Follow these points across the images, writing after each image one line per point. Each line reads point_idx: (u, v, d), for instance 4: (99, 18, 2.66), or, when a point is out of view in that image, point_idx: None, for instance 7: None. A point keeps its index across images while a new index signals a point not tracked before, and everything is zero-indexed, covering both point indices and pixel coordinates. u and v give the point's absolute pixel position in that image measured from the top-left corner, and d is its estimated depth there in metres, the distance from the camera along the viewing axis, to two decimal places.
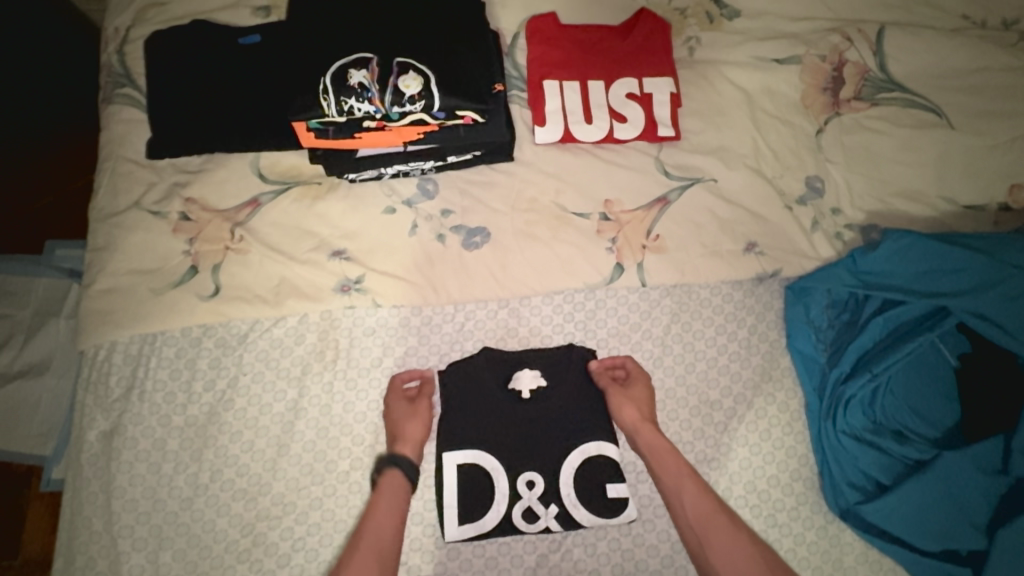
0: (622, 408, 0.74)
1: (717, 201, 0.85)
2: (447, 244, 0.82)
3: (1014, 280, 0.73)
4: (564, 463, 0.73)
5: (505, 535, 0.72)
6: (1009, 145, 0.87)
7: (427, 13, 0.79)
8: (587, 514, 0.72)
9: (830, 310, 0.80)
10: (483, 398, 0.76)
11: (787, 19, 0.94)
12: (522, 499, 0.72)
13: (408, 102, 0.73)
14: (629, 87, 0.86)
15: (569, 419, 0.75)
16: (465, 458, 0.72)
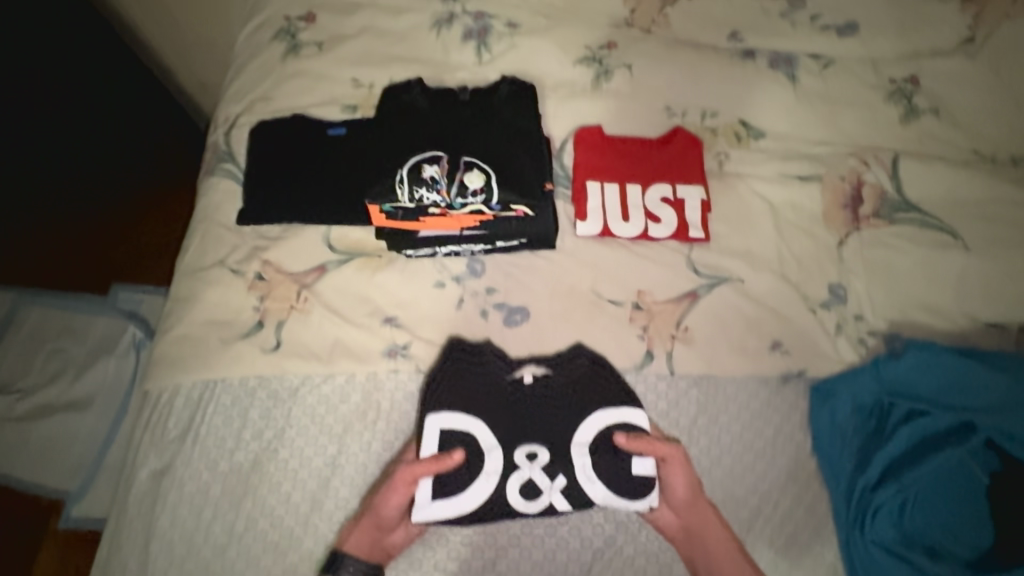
0: (680, 478, 0.78)
1: (745, 300, 0.90)
2: (489, 320, 0.89)
3: None
4: (574, 441, 0.79)
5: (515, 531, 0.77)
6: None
7: (492, 121, 0.92)
8: (602, 488, 0.78)
9: (856, 417, 0.82)
10: (484, 380, 0.83)
11: (808, 142, 1.05)
12: (523, 470, 0.78)
13: (470, 194, 0.85)
14: (664, 191, 0.96)
15: (559, 413, 0.81)
16: (457, 426, 0.79)
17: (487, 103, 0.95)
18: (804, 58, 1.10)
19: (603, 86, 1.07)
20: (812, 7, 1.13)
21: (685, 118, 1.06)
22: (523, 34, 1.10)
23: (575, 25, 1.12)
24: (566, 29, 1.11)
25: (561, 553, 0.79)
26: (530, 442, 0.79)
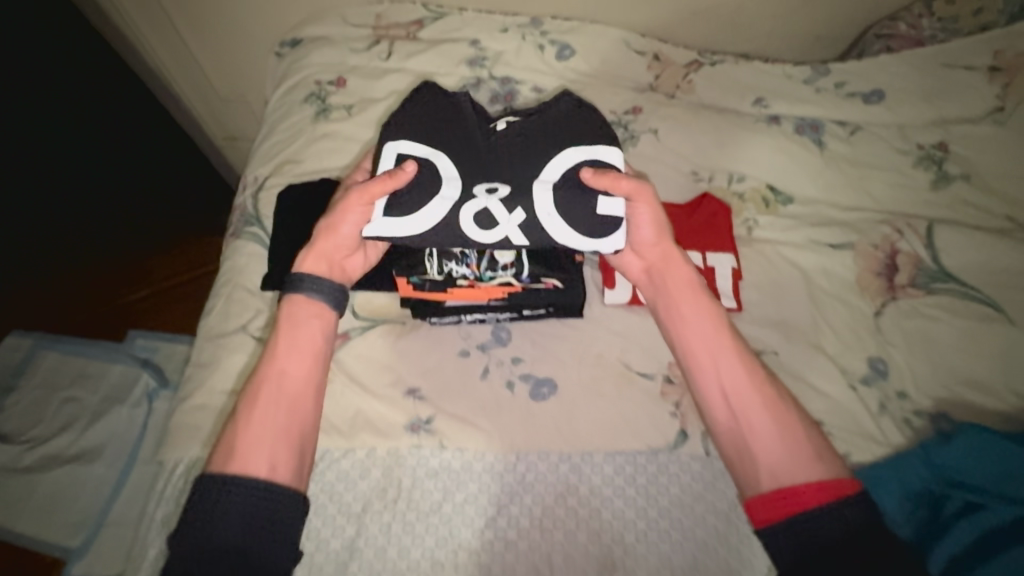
0: (643, 226, 0.82)
1: (781, 375, 0.87)
2: (515, 391, 0.86)
3: None
4: (538, 179, 0.78)
5: (515, 462, 0.81)
6: None
7: None
8: (560, 225, 0.76)
9: (906, 504, 0.76)
10: (456, 120, 0.82)
11: (838, 207, 1.04)
12: (482, 200, 0.76)
13: (501, 268, 0.82)
14: (693, 259, 0.94)
15: (532, 149, 0.80)
16: (423, 154, 0.79)
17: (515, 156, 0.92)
18: (829, 123, 1.11)
19: (629, 149, 1.08)
20: (834, 75, 1.14)
21: (712, 182, 1.06)
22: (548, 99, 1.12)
23: (599, 89, 1.13)
24: (591, 94, 1.12)
25: (575, 504, 0.78)
26: (494, 180, 0.77)
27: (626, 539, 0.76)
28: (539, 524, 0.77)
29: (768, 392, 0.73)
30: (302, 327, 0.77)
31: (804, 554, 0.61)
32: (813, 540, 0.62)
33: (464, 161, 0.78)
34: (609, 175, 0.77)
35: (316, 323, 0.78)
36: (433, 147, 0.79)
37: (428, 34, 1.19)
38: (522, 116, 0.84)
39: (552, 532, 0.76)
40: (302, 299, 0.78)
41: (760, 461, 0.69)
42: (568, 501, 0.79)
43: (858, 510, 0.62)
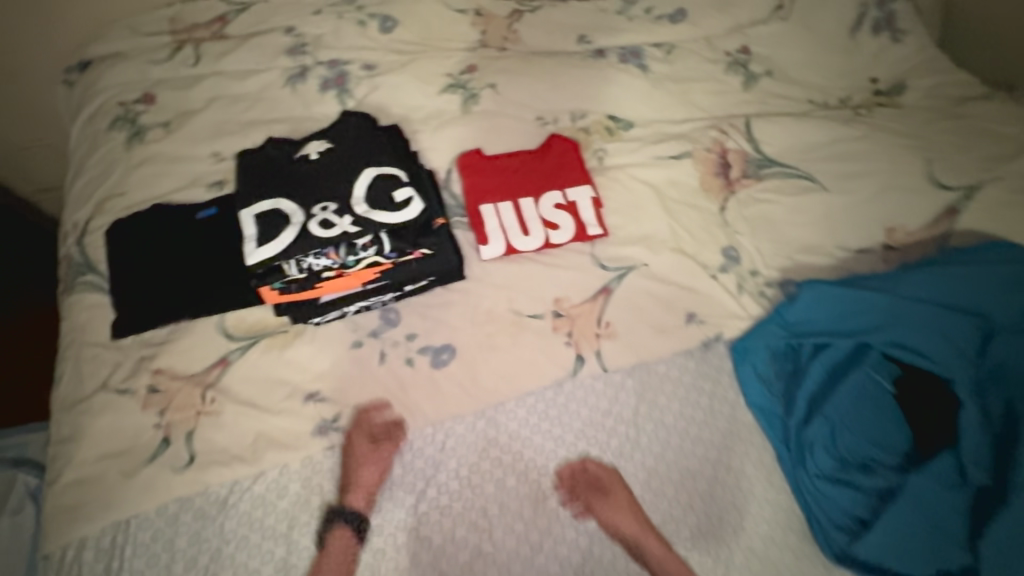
0: (614, 515, 0.74)
1: (653, 283, 0.94)
2: (416, 366, 0.86)
3: (921, 309, 0.82)
4: (353, 191, 0.83)
5: (438, 429, 0.83)
6: (879, 197, 0.98)
7: (354, 157, 0.87)
8: (384, 213, 0.82)
9: (774, 362, 0.88)
10: (274, 165, 0.86)
11: (672, 122, 1.13)
12: (316, 214, 0.81)
13: (361, 249, 0.81)
14: (555, 198, 0.99)
15: (349, 157, 0.86)
16: (265, 206, 0.82)
17: (348, 140, 0.89)
18: (648, 48, 1.18)
19: (473, 108, 1.09)
20: (643, 1, 1.22)
21: (558, 124, 1.10)
22: (382, 73, 1.09)
23: (431, 55, 1.13)
24: (423, 61, 1.11)
25: (500, 454, 0.81)
26: (319, 196, 0.83)
27: (550, 469, 0.80)
28: (467, 483, 0.79)
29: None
30: (337, 560, 0.72)
31: None
32: None
33: (293, 192, 0.83)
34: (404, 175, 0.85)
35: (354, 546, 0.73)
36: (261, 190, 0.84)
37: (237, 29, 1.11)
38: (330, 140, 0.89)
39: (482, 486, 0.79)
40: (342, 530, 0.74)
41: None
42: (489, 450, 0.82)
43: None
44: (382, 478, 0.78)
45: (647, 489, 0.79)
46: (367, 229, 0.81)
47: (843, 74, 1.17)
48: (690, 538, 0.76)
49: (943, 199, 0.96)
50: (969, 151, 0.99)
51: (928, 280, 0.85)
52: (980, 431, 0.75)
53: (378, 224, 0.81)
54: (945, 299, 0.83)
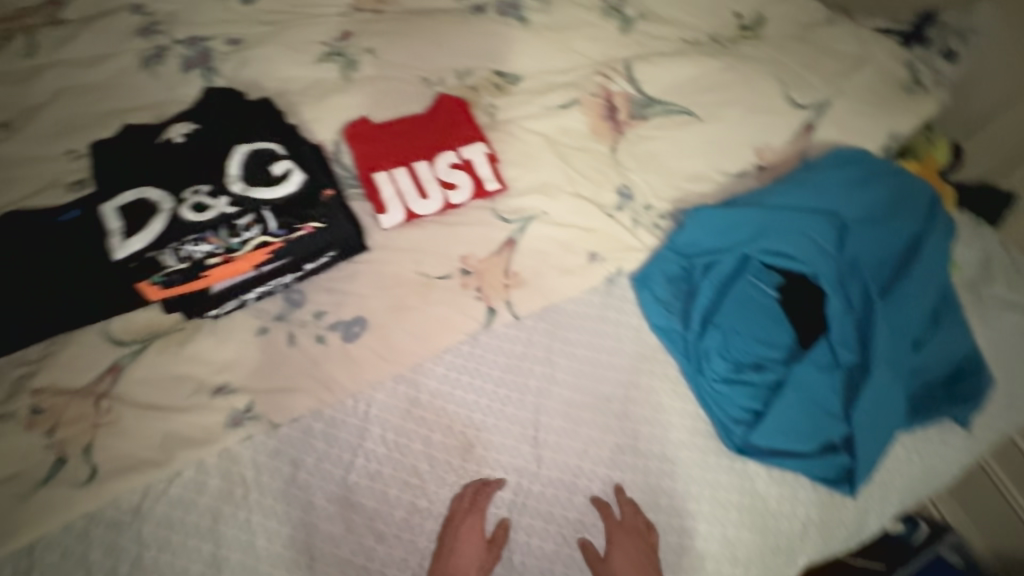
0: (619, 554, 0.74)
1: (554, 228, 0.97)
2: (328, 342, 0.85)
3: (787, 218, 0.91)
4: (226, 171, 0.83)
5: (360, 399, 0.84)
6: (748, 121, 1.05)
7: (224, 137, 0.85)
8: (261, 189, 0.82)
9: (670, 285, 0.94)
10: (136, 154, 0.83)
11: (557, 71, 1.15)
12: (187, 199, 0.80)
13: (244, 230, 0.80)
14: (449, 158, 0.99)
15: (218, 138, 0.85)
16: (131, 197, 0.79)
17: (217, 121, 0.87)
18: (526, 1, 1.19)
19: (354, 75, 1.05)
20: None
21: (445, 84, 1.09)
22: (250, 47, 1.03)
23: (302, 25, 1.08)
24: (294, 31, 1.06)
25: (425, 413, 0.83)
26: (190, 181, 0.81)
27: (475, 419, 0.83)
28: (394, 445, 0.81)
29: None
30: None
31: None
32: None
33: (161, 179, 0.81)
34: (278, 148, 0.85)
35: None
36: (126, 181, 0.81)
37: (77, 13, 1.01)
38: (195, 121, 0.87)
39: (409, 446, 0.81)
40: None
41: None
42: (412, 411, 0.83)
43: None
44: (483, 554, 0.74)
45: (568, 420, 0.83)
46: (246, 208, 0.81)
47: (710, 11, 1.23)
48: (609, 456, 0.82)
49: (802, 116, 1.04)
50: (818, 68, 1.08)
51: (793, 190, 0.93)
52: (842, 317, 0.85)
53: (257, 202, 0.82)
54: (808, 205, 0.92)
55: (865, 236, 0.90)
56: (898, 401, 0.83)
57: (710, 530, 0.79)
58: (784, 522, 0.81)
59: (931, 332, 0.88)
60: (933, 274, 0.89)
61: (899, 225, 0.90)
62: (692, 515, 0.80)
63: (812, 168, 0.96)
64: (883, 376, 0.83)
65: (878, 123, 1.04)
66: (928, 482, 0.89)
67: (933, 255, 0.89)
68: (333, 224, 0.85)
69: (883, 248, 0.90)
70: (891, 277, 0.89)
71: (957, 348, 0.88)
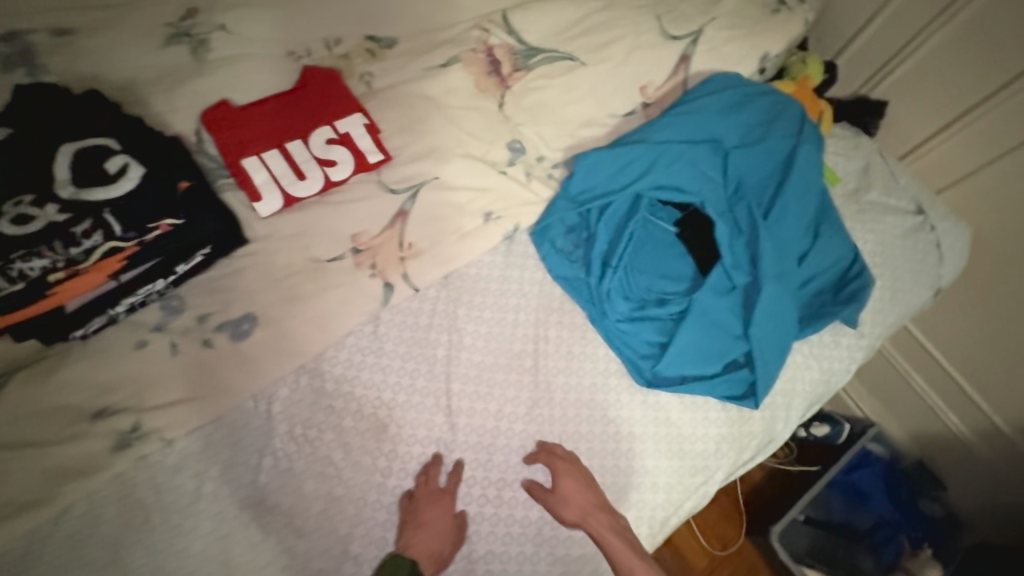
0: (569, 482, 0.76)
1: (447, 193, 0.94)
2: (216, 346, 0.80)
3: (671, 150, 0.91)
4: (51, 176, 0.74)
5: (261, 399, 0.80)
6: (631, 57, 1.03)
7: (46, 139, 0.76)
8: (97, 190, 0.75)
9: (568, 235, 0.94)
10: None
11: (434, 29, 1.09)
12: (6, 212, 0.71)
13: (85, 237, 0.73)
14: (325, 134, 0.93)
15: (38, 140, 0.76)
16: None
17: (40, 123, 0.77)
18: None
19: (209, 57, 0.95)
20: None
21: (312, 55, 1.02)
22: (80, 37, 0.92)
23: (139, 5, 0.97)
24: (131, 13, 0.95)
25: (332, 401, 0.80)
26: (10, 191, 0.72)
27: (385, 399, 0.80)
28: (304, 439, 0.77)
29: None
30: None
31: None
32: None
33: None
34: (110, 144, 0.78)
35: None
36: None
37: None
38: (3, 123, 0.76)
39: (320, 437, 0.78)
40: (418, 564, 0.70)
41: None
42: (319, 401, 0.80)
43: None
44: (451, 530, 0.73)
45: (480, 383, 0.83)
46: (82, 213, 0.74)
47: None
48: (526, 412, 0.82)
49: (678, 48, 1.03)
50: None
51: (676, 122, 0.93)
52: (730, 241, 0.88)
53: (95, 205, 0.74)
54: (691, 134, 0.92)
55: (745, 158, 0.92)
56: (790, 312, 0.87)
57: (630, 464, 0.81)
58: (700, 445, 0.84)
59: (815, 242, 0.92)
60: (810, 186, 0.92)
61: (775, 142, 0.92)
62: (613, 452, 0.81)
63: (691, 97, 0.96)
64: (773, 291, 0.86)
65: (751, 47, 1.05)
66: (828, 384, 0.94)
67: (810, 167, 0.92)
68: (194, 217, 0.79)
69: (763, 168, 0.92)
70: (772, 193, 0.91)
71: (839, 254, 0.93)
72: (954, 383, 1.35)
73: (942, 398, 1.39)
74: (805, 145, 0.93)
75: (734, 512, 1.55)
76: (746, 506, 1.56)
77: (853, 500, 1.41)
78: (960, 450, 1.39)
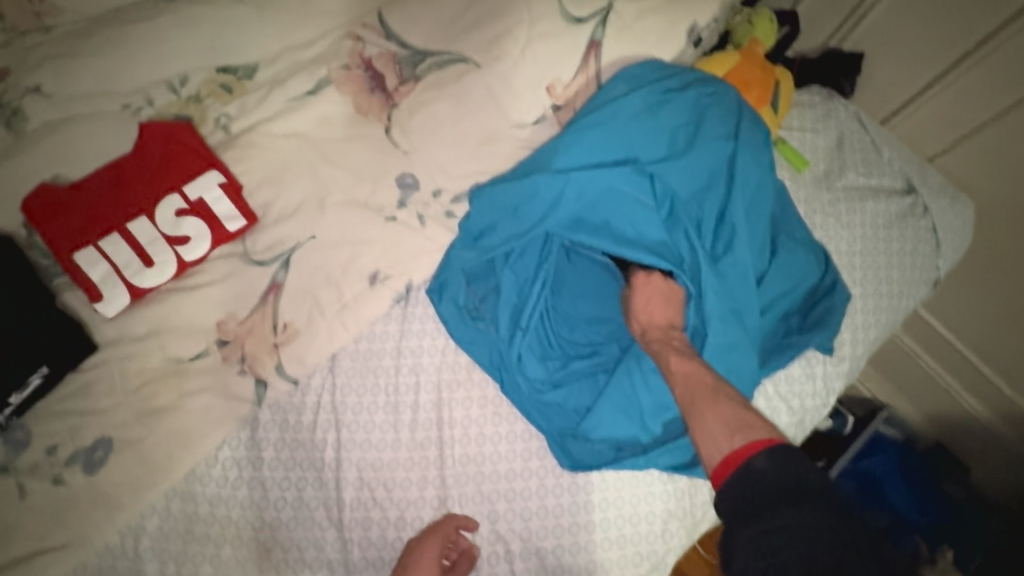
0: (642, 295, 0.75)
1: (324, 255, 0.79)
2: (68, 482, 0.69)
3: (582, 175, 0.75)
4: None
5: (131, 533, 0.70)
6: (531, 50, 0.84)
7: None
8: None
9: (472, 288, 0.82)
10: None
11: (299, 47, 0.92)
12: None
13: None
14: (174, 203, 0.79)
15: None
16: None
17: None
18: None
19: (27, 128, 0.82)
20: None
21: (155, 104, 0.86)
22: None
23: None
24: None
25: (210, 527, 0.70)
26: None
27: (268, 518, 0.70)
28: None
29: (707, 383, 0.66)
30: None
31: (752, 493, 0.56)
32: (753, 484, 0.56)
33: None
34: None
35: None
36: None
37: None
38: None
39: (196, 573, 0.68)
40: None
41: (699, 434, 0.63)
42: (194, 531, 0.70)
43: (778, 460, 0.57)
44: None
45: (376, 488, 0.72)
46: None
47: None
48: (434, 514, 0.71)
49: (584, 33, 0.84)
50: None
51: (585, 136, 0.77)
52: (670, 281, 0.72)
53: None
54: (603, 152, 0.77)
55: (674, 170, 0.75)
56: (748, 357, 0.72)
57: (560, 562, 0.70)
58: (643, 526, 0.72)
59: (773, 258, 0.77)
60: (757, 193, 0.76)
61: (708, 145, 0.76)
62: (537, 552, 0.70)
63: (600, 100, 0.80)
64: (728, 333, 0.71)
65: (675, 18, 0.85)
66: (801, 424, 0.80)
67: (755, 171, 0.76)
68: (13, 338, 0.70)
69: (699, 179, 0.76)
70: (711, 210, 0.76)
71: (804, 269, 0.78)
72: (971, 367, 1.17)
73: (959, 380, 1.20)
74: (746, 146, 0.77)
75: None
76: None
77: (865, 491, 1.24)
78: (985, 436, 1.21)
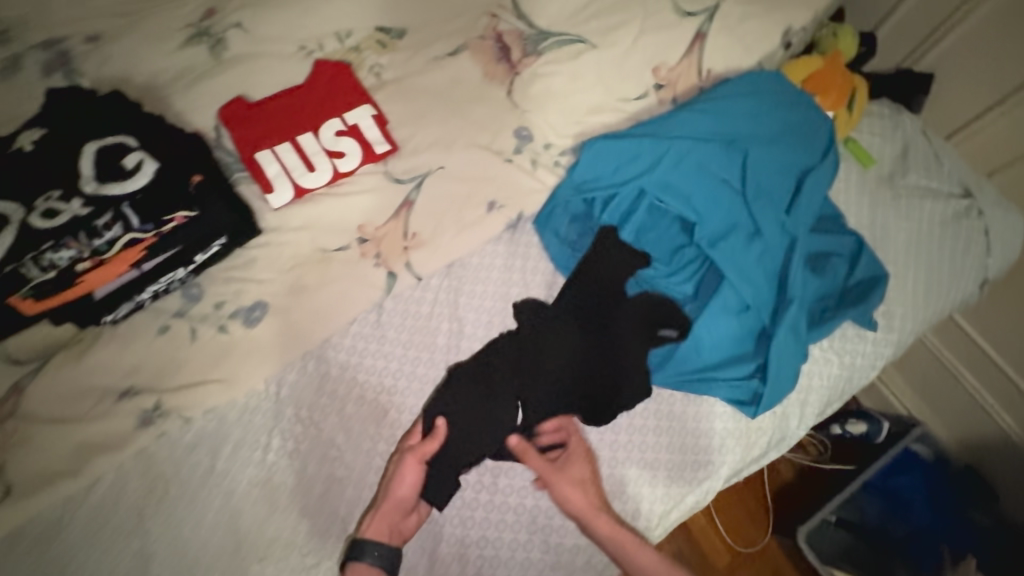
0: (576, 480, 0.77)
1: (451, 184, 0.94)
2: (231, 331, 0.84)
3: (684, 149, 0.89)
4: (77, 173, 0.82)
5: (273, 383, 0.84)
6: (644, 36, 0.98)
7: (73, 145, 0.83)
8: (114, 185, 0.81)
9: (572, 225, 0.95)
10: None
11: (443, 20, 1.09)
12: (38, 206, 0.79)
13: (106, 230, 0.79)
14: (335, 125, 0.95)
15: (68, 146, 0.83)
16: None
17: (78, 130, 0.85)
18: None
19: (225, 55, 1.00)
20: None
21: (323, 49, 1.04)
22: (108, 42, 0.97)
23: (162, 9, 1.01)
24: (155, 17, 1.00)
25: (337, 386, 0.84)
26: (47, 188, 0.80)
27: (386, 384, 0.85)
28: (307, 422, 0.82)
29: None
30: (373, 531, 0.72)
31: None
32: None
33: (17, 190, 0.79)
34: (127, 142, 0.84)
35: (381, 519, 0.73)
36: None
37: None
38: (47, 128, 0.84)
39: (323, 421, 0.82)
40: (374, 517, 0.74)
41: None
42: (325, 386, 0.84)
43: None
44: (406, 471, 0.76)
45: None
46: (101, 207, 0.80)
47: None
48: None
49: (693, 25, 0.98)
50: None
51: (693, 118, 0.91)
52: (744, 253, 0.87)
53: (114, 201, 0.81)
54: (705, 134, 0.91)
55: (761, 163, 0.90)
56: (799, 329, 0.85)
57: (628, 456, 0.84)
58: (703, 439, 0.86)
59: (822, 261, 0.90)
60: (817, 205, 0.91)
61: (786, 155, 0.91)
62: (611, 442, 0.84)
63: (711, 96, 0.94)
64: (784, 311, 0.85)
65: (769, 25, 0.99)
66: (849, 381, 0.91)
67: (823, 184, 0.92)
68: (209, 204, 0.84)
69: (781, 174, 0.91)
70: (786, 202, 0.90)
71: (844, 273, 0.91)
72: (1008, 384, 1.23)
73: (995, 397, 1.27)
74: (821, 165, 0.93)
75: (762, 511, 1.44)
76: (775, 505, 1.44)
77: (892, 506, 1.28)
78: (1017, 456, 1.26)
